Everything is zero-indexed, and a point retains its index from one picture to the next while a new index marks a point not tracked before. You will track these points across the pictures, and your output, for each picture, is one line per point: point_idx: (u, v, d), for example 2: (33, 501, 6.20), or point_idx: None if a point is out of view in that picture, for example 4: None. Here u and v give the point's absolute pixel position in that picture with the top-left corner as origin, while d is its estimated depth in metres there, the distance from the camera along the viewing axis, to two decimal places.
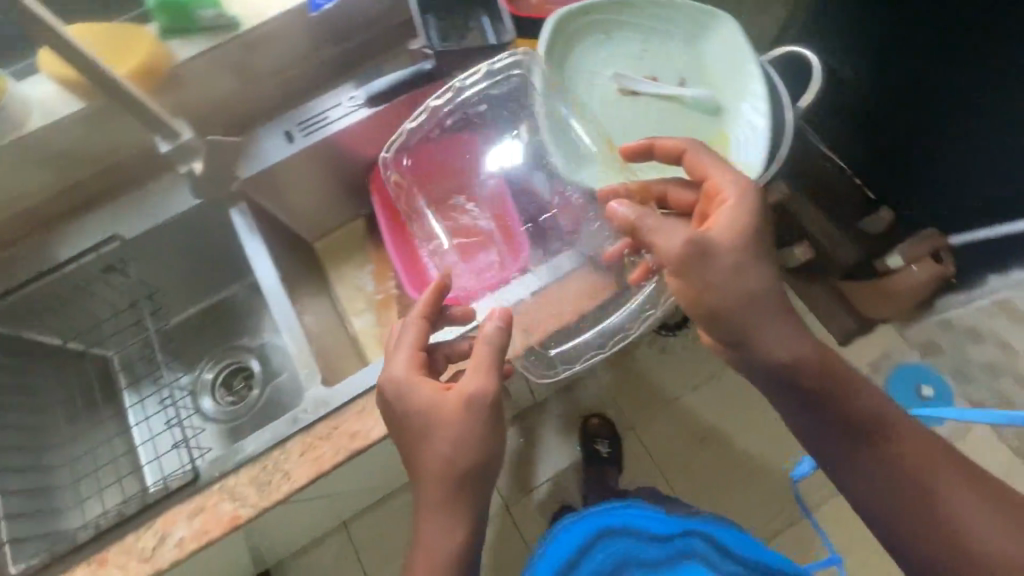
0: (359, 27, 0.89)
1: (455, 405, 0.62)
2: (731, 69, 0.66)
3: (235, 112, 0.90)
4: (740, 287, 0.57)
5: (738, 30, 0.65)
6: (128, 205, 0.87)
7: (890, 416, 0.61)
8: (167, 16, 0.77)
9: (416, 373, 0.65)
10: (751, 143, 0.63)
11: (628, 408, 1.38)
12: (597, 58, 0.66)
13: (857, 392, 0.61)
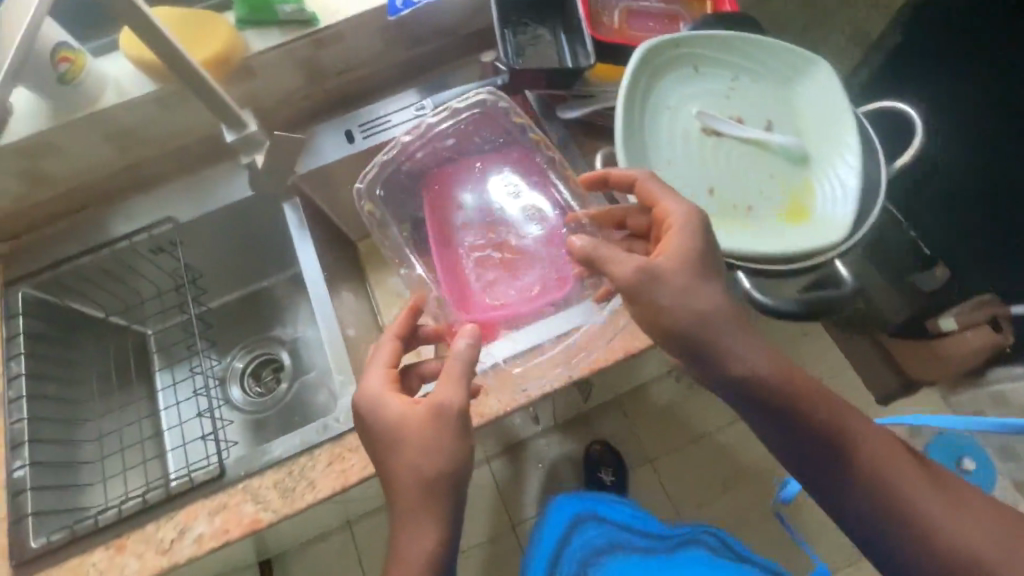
0: (431, 33, 0.87)
1: (415, 418, 0.59)
2: (823, 118, 0.62)
3: (298, 106, 0.90)
4: (698, 314, 0.54)
5: (836, 80, 0.62)
6: (184, 188, 0.87)
7: (856, 421, 0.56)
8: (246, 6, 0.77)
9: (386, 386, 0.62)
10: (841, 198, 0.58)
11: (651, 443, 1.34)
12: (681, 92, 0.63)
13: (819, 398, 0.55)
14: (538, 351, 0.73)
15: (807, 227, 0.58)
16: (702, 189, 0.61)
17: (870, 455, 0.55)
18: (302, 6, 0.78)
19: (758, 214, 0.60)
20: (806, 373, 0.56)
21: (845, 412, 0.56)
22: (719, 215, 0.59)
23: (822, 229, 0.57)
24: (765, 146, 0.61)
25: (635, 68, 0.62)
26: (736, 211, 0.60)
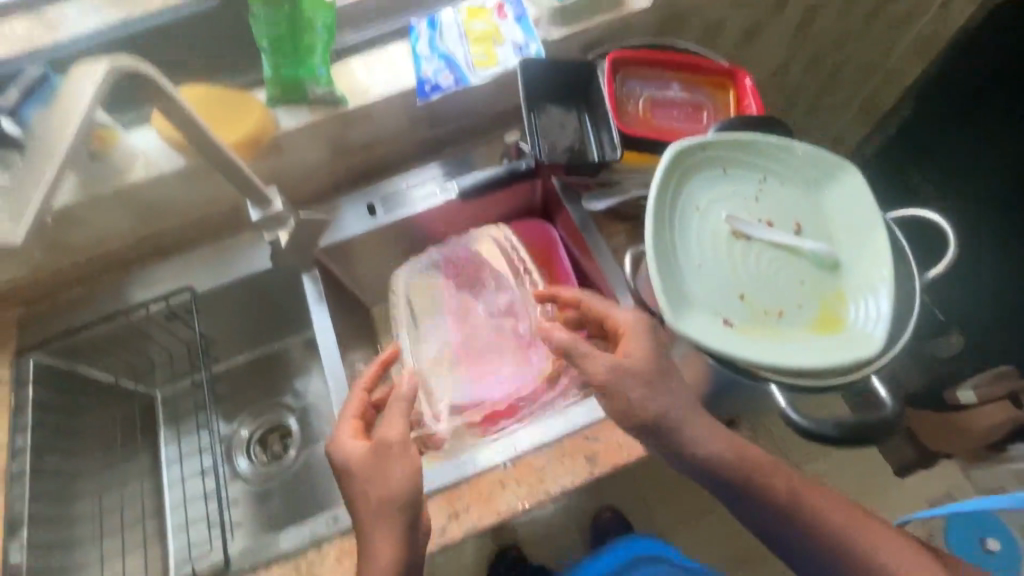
0: (458, 115, 0.89)
1: (364, 456, 0.61)
2: (852, 224, 0.62)
3: (323, 178, 0.91)
4: (658, 405, 0.60)
5: (865, 187, 0.62)
6: (204, 257, 0.88)
7: (802, 482, 0.61)
8: (278, 87, 0.79)
9: (353, 434, 0.64)
10: (874, 310, 0.58)
11: (664, 513, 1.29)
12: (710, 193, 0.63)
13: (765, 466, 0.61)
14: (554, 445, 0.71)
15: (840, 339, 0.57)
16: (732, 295, 0.60)
17: (825, 512, 0.59)
18: (333, 88, 0.79)
19: (789, 321, 0.59)
20: (757, 448, 0.62)
21: (792, 475, 0.61)
22: (749, 322, 0.59)
23: (855, 342, 0.57)
24: (795, 251, 0.61)
25: (666, 171, 0.62)
26: (767, 318, 0.59)
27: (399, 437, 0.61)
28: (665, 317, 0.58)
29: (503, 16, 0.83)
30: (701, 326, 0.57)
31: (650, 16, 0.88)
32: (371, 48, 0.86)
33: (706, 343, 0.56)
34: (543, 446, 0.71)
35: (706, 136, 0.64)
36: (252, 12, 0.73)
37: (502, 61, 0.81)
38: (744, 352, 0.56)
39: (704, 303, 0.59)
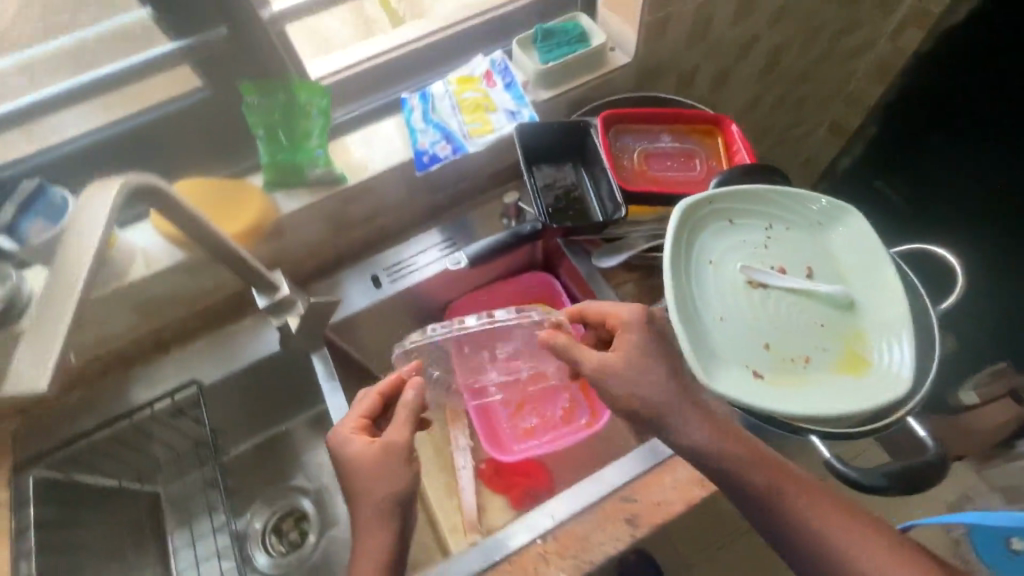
0: (455, 181, 0.90)
1: (370, 459, 0.62)
2: (861, 263, 0.64)
3: (324, 254, 0.90)
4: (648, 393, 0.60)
5: (868, 226, 0.64)
6: (208, 347, 0.85)
7: (789, 467, 0.59)
8: (276, 172, 0.78)
9: (358, 434, 0.65)
10: (896, 349, 0.58)
11: (691, 550, 1.26)
12: (720, 245, 0.65)
13: (752, 446, 0.59)
14: (593, 512, 0.70)
15: (868, 381, 0.58)
16: (756, 345, 0.60)
17: (805, 495, 0.57)
18: (332, 168, 0.79)
19: (815, 367, 0.59)
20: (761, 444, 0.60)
21: (778, 459, 0.59)
22: (776, 371, 0.59)
23: (884, 383, 0.57)
24: (811, 296, 0.62)
25: (677, 229, 0.63)
26: (793, 366, 0.60)
27: (403, 445, 0.63)
28: (696, 375, 0.58)
29: (492, 83, 0.86)
30: (732, 382, 0.57)
31: (631, 71, 0.91)
32: (364, 124, 0.87)
33: (739, 399, 0.56)
34: (577, 513, 0.70)
35: (710, 191, 0.65)
36: (246, 103, 0.75)
37: (497, 127, 0.82)
38: (778, 405, 0.56)
39: (731, 357, 0.59)
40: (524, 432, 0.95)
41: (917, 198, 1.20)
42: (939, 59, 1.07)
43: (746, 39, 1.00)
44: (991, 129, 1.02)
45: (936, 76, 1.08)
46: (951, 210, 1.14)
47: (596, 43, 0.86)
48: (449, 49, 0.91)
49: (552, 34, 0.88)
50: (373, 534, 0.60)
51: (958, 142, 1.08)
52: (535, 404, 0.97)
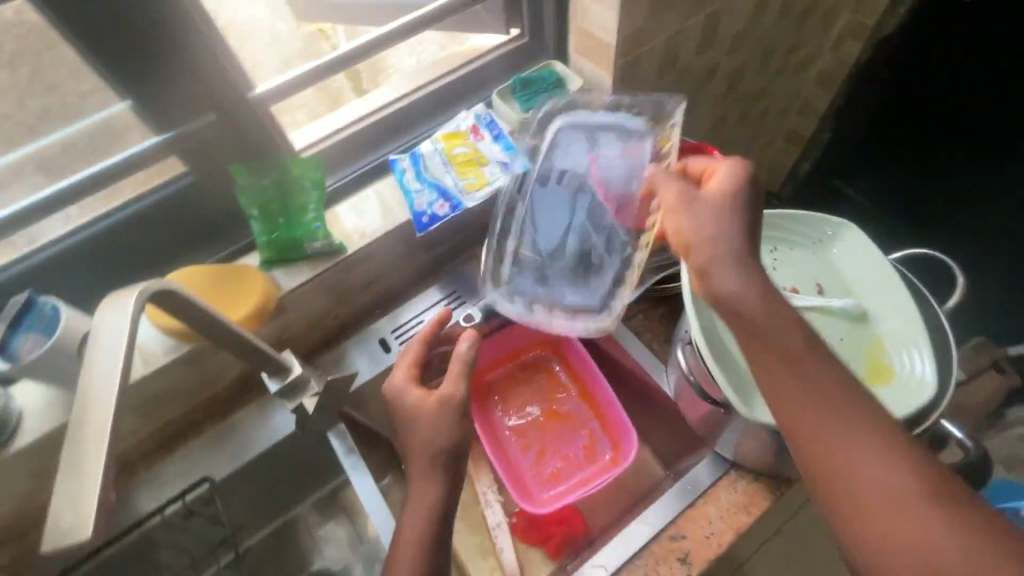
0: (451, 234, 0.90)
1: (428, 410, 0.63)
2: (867, 275, 0.66)
3: (326, 324, 0.88)
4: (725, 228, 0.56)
5: (865, 238, 0.67)
6: (214, 439, 0.81)
7: (877, 450, 0.46)
8: (274, 250, 0.77)
9: (410, 382, 0.67)
10: (917, 357, 0.60)
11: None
12: None
13: (825, 417, 0.48)
14: (644, 556, 0.69)
15: (896, 390, 0.59)
16: None
17: (866, 487, 0.46)
18: (331, 239, 0.78)
19: None
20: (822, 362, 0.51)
21: (861, 439, 0.47)
22: None
23: (911, 391, 0.59)
24: (827, 312, 0.64)
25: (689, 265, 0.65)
26: None
27: (450, 397, 0.63)
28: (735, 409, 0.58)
29: (480, 136, 0.87)
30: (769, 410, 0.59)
31: None
32: (355, 192, 0.86)
33: None
34: (626, 561, 0.69)
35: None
36: (238, 185, 0.75)
37: (491, 180, 0.84)
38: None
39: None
40: (554, 476, 0.93)
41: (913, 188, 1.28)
42: (886, 63, 1.14)
43: (709, 68, 1.04)
44: (983, 130, 1.09)
45: (885, 79, 1.16)
46: (945, 199, 1.24)
47: (572, 87, 0.89)
48: (429, 107, 0.92)
49: (530, 82, 0.90)
50: (421, 484, 0.62)
51: (951, 143, 1.15)
52: (560, 446, 0.95)
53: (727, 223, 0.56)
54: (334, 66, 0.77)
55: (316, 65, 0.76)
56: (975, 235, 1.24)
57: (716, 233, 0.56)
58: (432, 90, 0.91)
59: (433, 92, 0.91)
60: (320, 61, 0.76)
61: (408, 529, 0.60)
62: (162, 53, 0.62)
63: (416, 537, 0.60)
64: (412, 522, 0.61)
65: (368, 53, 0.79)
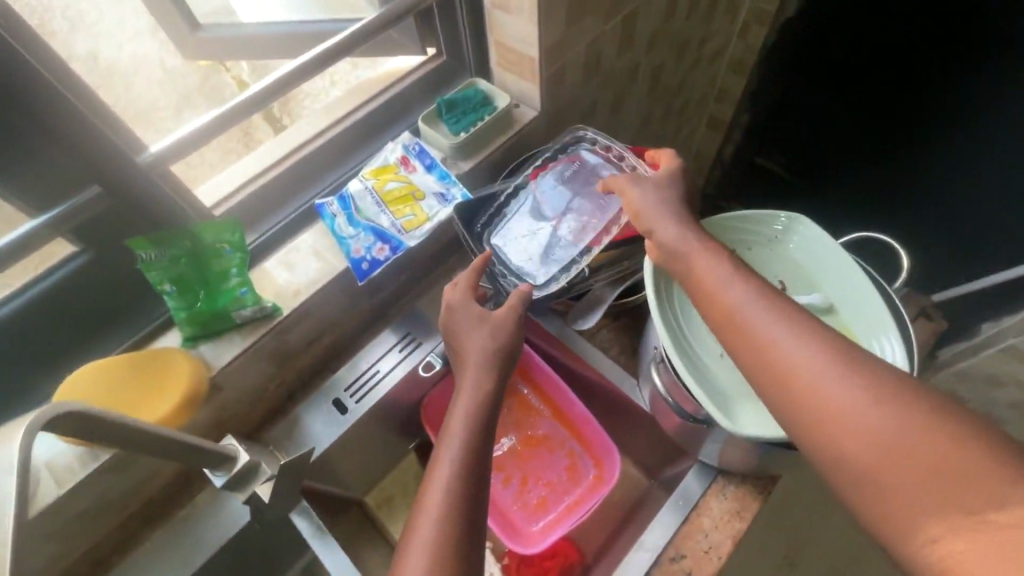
0: (395, 274, 0.84)
1: (500, 318, 0.65)
2: (820, 261, 0.67)
3: (271, 394, 0.80)
4: (669, 208, 0.61)
5: (819, 231, 0.68)
6: (158, 546, 0.71)
7: (848, 399, 0.42)
8: (195, 325, 0.68)
9: (470, 295, 0.68)
10: (887, 339, 0.60)
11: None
12: None
13: (787, 373, 0.45)
14: None
15: None
16: None
17: (840, 439, 0.41)
18: (263, 302, 0.70)
19: None
20: (798, 310, 0.48)
21: (830, 387, 0.42)
22: None
23: None
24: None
25: (653, 279, 0.65)
26: None
27: (515, 308, 0.67)
28: (722, 423, 0.58)
29: (411, 167, 0.82)
30: (752, 419, 0.58)
31: (541, 123, 0.91)
32: (282, 245, 0.79)
33: (770, 435, 0.57)
34: None
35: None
36: (142, 261, 0.65)
37: (432, 214, 0.78)
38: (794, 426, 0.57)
39: (737, 390, 0.61)
40: (542, 506, 0.88)
41: (889, 165, 1.20)
42: (804, 40, 1.14)
43: (632, 68, 1.02)
44: (915, 98, 1.07)
45: (807, 57, 1.16)
46: (923, 177, 1.16)
47: (500, 105, 0.86)
48: (352, 141, 0.85)
49: (455, 103, 0.85)
50: (474, 391, 0.59)
51: (930, 117, 1.07)
52: (543, 474, 0.91)
53: (661, 192, 0.64)
54: (238, 110, 0.68)
55: (223, 112, 0.67)
56: (949, 213, 1.18)
57: (657, 203, 0.62)
58: (351, 124, 0.84)
59: (352, 126, 0.84)
60: (227, 106, 0.68)
61: (455, 434, 0.55)
62: (15, 120, 0.52)
63: (468, 440, 0.55)
64: (458, 427, 0.56)
65: (274, 96, 0.71)
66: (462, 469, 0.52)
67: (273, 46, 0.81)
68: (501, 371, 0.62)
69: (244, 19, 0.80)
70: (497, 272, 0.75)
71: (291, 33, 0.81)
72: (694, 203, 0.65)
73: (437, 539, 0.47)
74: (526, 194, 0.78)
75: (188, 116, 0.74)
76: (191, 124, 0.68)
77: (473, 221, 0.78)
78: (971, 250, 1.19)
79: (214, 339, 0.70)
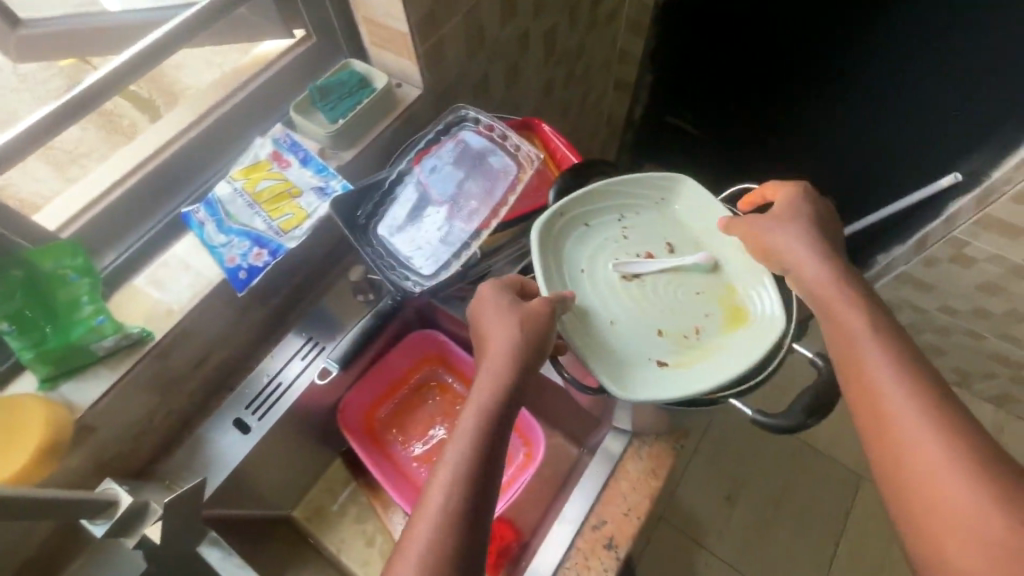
0: (285, 276, 0.79)
1: (529, 309, 0.58)
2: (703, 218, 0.70)
3: (163, 424, 0.74)
4: (801, 253, 0.60)
5: (698, 190, 0.71)
6: None
7: (937, 462, 0.45)
8: (48, 364, 0.61)
9: (500, 289, 0.62)
10: (763, 290, 0.64)
11: (675, 547, 1.28)
12: (585, 252, 0.67)
13: (888, 431, 0.48)
14: (572, 556, 0.68)
15: (752, 329, 0.62)
16: (651, 334, 0.63)
17: (925, 486, 0.45)
18: (126, 330, 0.64)
19: (708, 333, 0.63)
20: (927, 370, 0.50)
21: (937, 446, 0.45)
22: (679, 355, 0.62)
23: (766, 329, 0.61)
24: (681, 269, 0.66)
25: (540, 254, 0.65)
26: (691, 340, 0.63)
27: (541, 313, 0.58)
28: (617, 393, 0.58)
29: (285, 163, 0.76)
30: (645, 387, 0.59)
31: (427, 101, 0.86)
32: (150, 260, 0.72)
33: (659, 397, 0.58)
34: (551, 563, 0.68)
35: (557, 204, 0.68)
36: None
37: (311, 211, 0.73)
38: (686, 386, 0.59)
39: (632, 358, 0.62)
40: None
41: (785, 115, 1.24)
42: None
43: (520, 35, 0.98)
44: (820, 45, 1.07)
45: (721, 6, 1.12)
46: (821, 128, 1.20)
47: (378, 86, 0.80)
48: (219, 137, 0.77)
49: (329, 88, 0.80)
50: (488, 392, 0.54)
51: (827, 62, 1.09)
52: None
53: (793, 227, 0.62)
54: (92, 96, 0.64)
55: (79, 93, 0.63)
56: (842, 154, 1.22)
57: (795, 241, 0.61)
58: (214, 120, 0.76)
59: (216, 121, 0.76)
60: (83, 85, 0.64)
61: (463, 429, 0.52)
62: None
63: (474, 442, 0.51)
64: (467, 428, 0.52)
65: (122, 82, 0.67)
66: (464, 466, 0.50)
67: (129, 38, 0.69)
68: (525, 373, 0.56)
69: (109, 7, 0.68)
70: (384, 265, 0.70)
71: (149, 21, 0.70)
72: (832, 233, 0.63)
73: (432, 531, 0.47)
74: (410, 181, 0.74)
75: (19, 118, 0.62)
76: (23, 118, 0.62)
77: (354, 214, 0.72)
78: (863, 191, 1.25)
79: (72, 379, 0.63)
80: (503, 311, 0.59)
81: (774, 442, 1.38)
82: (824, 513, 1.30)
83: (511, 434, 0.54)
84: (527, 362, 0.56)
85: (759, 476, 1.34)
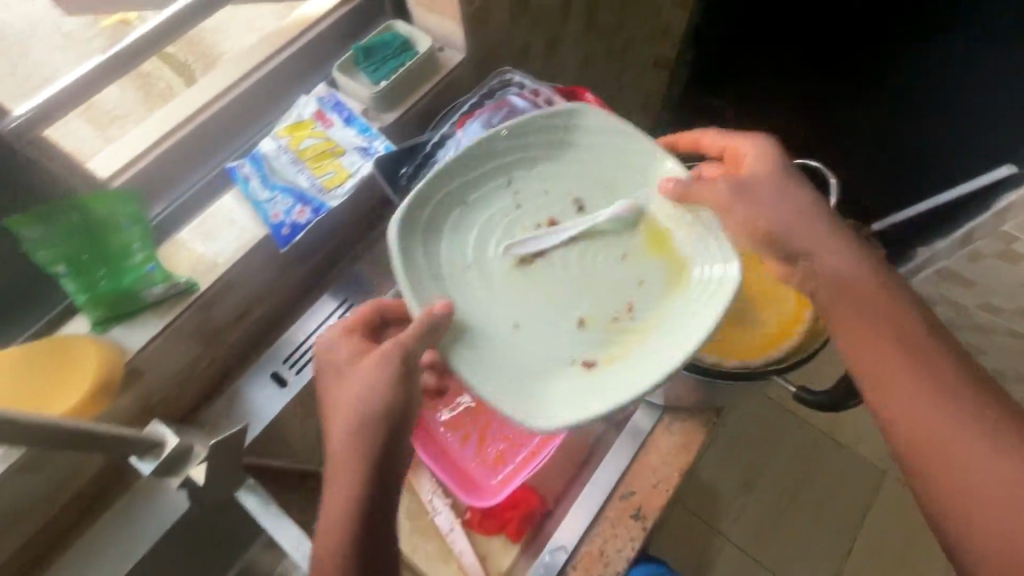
0: (323, 237, 0.80)
1: (362, 365, 0.56)
2: (602, 164, 0.66)
3: (203, 374, 0.76)
4: (811, 232, 0.59)
5: (592, 129, 0.66)
6: (95, 537, 0.68)
7: (997, 461, 0.46)
8: (100, 308, 0.63)
9: (338, 347, 0.60)
10: (702, 237, 0.60)
11: (691, 532, 1.28)
12: (471, 237, 0.63)
13: (935, 429, 0.49)
14: (601, 523, 0.69)
15: (683, 296, 0.59)
16: (559, 319, 0.59)
17: (974, 482, 0.46)
18: (173, 279, 0.65)
19: (636, 307, 0.60)
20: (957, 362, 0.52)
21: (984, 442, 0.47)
22: (604, 340, 0.58)
23: (700, 296, 0.58)
24: (586, 237, 0.63)
25: (400, 247, 0.59)
26: (621, 319, 0.59)
27: (375, 361, 0.55)
28: (531, 398, 0.54)
29: (329, 122, 0.76)
30: (568, 385, 0.56)
31: (469, 66, 0.84)
32: (195, 213, 0.73)
33: (588, 395, 0.54)
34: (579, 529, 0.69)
35: (418, 191, 0.62)
36: (26, 240, 0.60)
37: (353, 171, 0.74)
38: (622, 381, 0.55)
39: (542, 352, 0.58)
40: (501, 456, 0.85)
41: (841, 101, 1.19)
42: None
43: (563, 3, 0.96)
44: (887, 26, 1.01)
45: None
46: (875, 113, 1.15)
47: (421, 49, 0.79)
48: (262, 95, 0.77)
49: (373, 49, 0.79)
50: (343, 476, 0.54)
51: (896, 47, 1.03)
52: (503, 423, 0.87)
53: (768, 196, 0.61)
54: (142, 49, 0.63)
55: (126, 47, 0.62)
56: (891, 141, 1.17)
57: (777, 211, 0.60)
58: (258, 78, 0.76)
59: (261, 79, 0.76)
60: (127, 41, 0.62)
61: (335, 499, 0.54)
62: None
63: (346, 516, 0.53)
64: (338, 498, 0.54)
65: (172, 36, 0.65)
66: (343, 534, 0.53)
67: None
68: (377, 429, 0.54)
69: None
70: None
71: None
72: None
73: None
74: (451, 144, 0.73)
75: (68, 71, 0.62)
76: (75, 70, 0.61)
77: (397, 172, 0.73)
78: (910, 181, 1.21)
79: (121, 324, 0.65)
80: (337, 375, 0.58)
81: (797, 432, 1.36)
82: (846, 505, 1.29)
83: (390, 481, 0.55)
84: (379, 415, 0.54)
85: (779, 464, 1.33)
